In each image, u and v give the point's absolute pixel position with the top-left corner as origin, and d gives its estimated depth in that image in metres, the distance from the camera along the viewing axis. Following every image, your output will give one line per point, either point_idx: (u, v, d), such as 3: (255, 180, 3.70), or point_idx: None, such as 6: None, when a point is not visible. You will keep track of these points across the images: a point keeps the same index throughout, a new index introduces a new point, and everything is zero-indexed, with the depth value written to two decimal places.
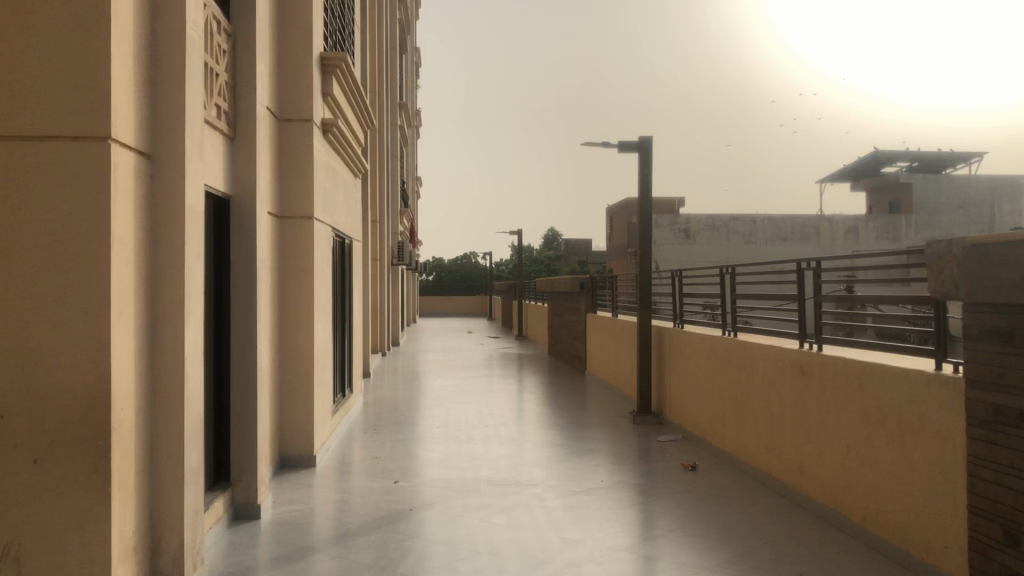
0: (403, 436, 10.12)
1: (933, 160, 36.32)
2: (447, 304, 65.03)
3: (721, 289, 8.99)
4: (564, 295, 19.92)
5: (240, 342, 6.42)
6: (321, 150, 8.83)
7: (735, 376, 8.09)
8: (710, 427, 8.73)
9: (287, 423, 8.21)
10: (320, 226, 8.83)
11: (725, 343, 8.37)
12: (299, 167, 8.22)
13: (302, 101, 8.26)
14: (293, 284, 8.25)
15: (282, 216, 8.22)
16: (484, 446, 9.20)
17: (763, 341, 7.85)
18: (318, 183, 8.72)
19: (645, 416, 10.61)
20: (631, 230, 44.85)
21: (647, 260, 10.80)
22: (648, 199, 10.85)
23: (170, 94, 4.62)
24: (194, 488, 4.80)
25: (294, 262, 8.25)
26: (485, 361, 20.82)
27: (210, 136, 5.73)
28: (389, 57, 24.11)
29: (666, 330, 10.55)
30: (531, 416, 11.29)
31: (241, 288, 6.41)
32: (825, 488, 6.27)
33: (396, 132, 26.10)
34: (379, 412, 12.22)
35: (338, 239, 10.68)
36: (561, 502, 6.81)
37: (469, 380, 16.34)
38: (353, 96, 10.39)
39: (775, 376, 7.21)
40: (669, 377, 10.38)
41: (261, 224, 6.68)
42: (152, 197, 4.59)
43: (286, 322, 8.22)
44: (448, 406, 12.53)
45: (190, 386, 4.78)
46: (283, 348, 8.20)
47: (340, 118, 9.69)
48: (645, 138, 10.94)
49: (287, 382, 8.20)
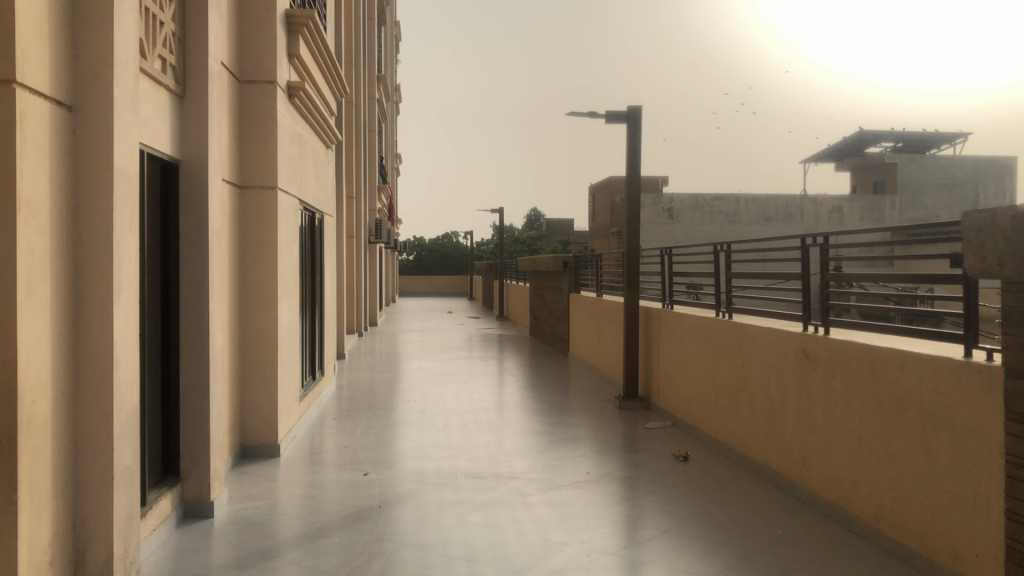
0: (376, 422, 9.55)
1: (918, 140, 35.90)
2: (427, 283, 64.45)
3: (715, 267, 8.42)
4: (547, 274, 19.37)
5: (190, 323, 5.81)
6: (287, 116, 8.18)
7: (730, 360, 7.59)
8: (701, 415, 8.24)
9: (249, 409, 7.62)
10: (285, 199, 8.20)
11: (719, 325, 7.86)
12: (261, 134, 7.58)
13: (264, 62, 7.61)
14: (255, 260, 7.62)
15: (242, 186, 7.58)
16: (462, 434, 8.66)
17: (761, 323, 7.32)
18: (283, 150, 8.08)
19: (632, 402, 10.10)
20: (614, 209, 44.36)
21: (635, 237, 10.23)
22: (636, 172, 10.26)
23: (96, 34, 3.97)
24: (127, 489, 4.20)
25: (256, 236, 7.62)
26: (465, 342, 20.28)
27: (152, 92, 5.09)
28: (367, 28, 23.35)
29: (654, 310, 10.03)
30: (512, 401, 10.74)
31: (191, 263, 5.79)
32: (832, 482, 5.80)
33: (374, 105, 25.39)
34: (353, 396, 11.63)
35: (307, 213, 10.04)
36: (544, 498, 6.28)
37: (448, 362, 15.77)
38: (322, 60, 9.73)
39: (774, 361, 6.72)
40: (657, 360, 9.87)
41: (215, 193, 6.04)
42: (75, 155, 3.96)
43: (248, 301, 7.61)
44: (425, 390, 11.96)
45: (125, 372, 4.18)
46: (244, 328, 7.60)
47: (308, 84, 9.04)
48: (634, 107, 10.33)
49: (248, 365, 7.60)
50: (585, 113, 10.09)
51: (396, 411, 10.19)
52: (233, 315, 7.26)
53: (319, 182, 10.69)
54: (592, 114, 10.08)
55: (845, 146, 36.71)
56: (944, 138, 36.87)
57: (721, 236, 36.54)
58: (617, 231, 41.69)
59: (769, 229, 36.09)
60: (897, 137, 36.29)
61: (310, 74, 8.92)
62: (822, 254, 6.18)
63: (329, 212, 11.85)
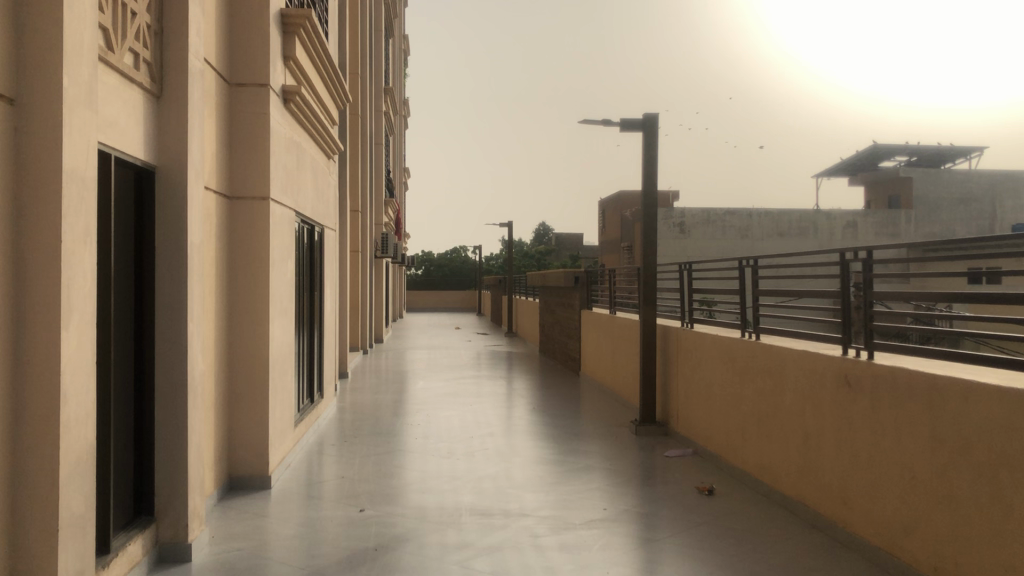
0: (377, 448, 8.97)
1: (933, 155, 35.21)
2: (434, 299, 63.92)
3: (740, 283, 7.83)
4: (557, 290, 18.79)
5: (166, 347, 5.24)
6: (282, 122, 7.64)
7: (758, 386, 6.99)
8: (726, 444, 7.62)
9: (238, 437, 7.05)
10: (280, 210, 7.66)
11: (746, 347, 7.27)
12: (253, 142, 7.06)
13: (257, 63, 7.10)
14: (244, 276, 7.06)
15: (232, 196, 7.04)
16: (468, 463, 8.07)
17: (793, 344, 6.73)
18: (278, 158, 7.55)
19: (649, 427, 9.51)
20: (624, 223, 43.74)
21: (653, 251, 9.65)
22: (654, 182, 9.69)
23: (41, 16, 3.42)
24: (78, 544, 3.63)
25: (247, 251, 7.07)
26: (473, 360, 19.68)
27: (119, 89, 4.56)
28: (373, 39, 22.93)
29: (672, 329, 9.44)
30: (522, 425, 10.14)
31: (168, 280, 5.24)
32: (880, 526, 5.19)
33: (382, 118, 24.91)
34: (355, 419, 11.03)
35: (305, 226, 9.50)
36: (557, 540, 5.68)
37: (455, 381, 15.19)
38: (320, 65, 9.22)
39: (809, 388, 6.13)
40: (675, 383, 9.29)
41: (197, 202, 5.50)
42: (16, 157, 3.42)
43: (237, 321, 7.06)
44: (430, 413, 11.36)
45: (76, 407, 3.61)
46: (232, 350, 7.04)
47: (306, 89, 8.51)
48: (651, 114, 9.77)
49: (237, 390, 7.04)
50: (599, 121, 9.53)
51: (399, 437, 9.59)
52: (220, 335, 6.71)
53: (319, 194, 10.15)
54: (606, 122, 9.53)
55: (860, 160, 36.04)
56: (960, 153, 36.19)
57: (733, 252, 35.91)
58: (627, 246, 41.05)
59: (783, 244, 35.44)
60: (912, 151, 35.63)
61: (307, 77, 8.39)
62: (865, 269, 5.59)
63: (331, 225, 11.32)
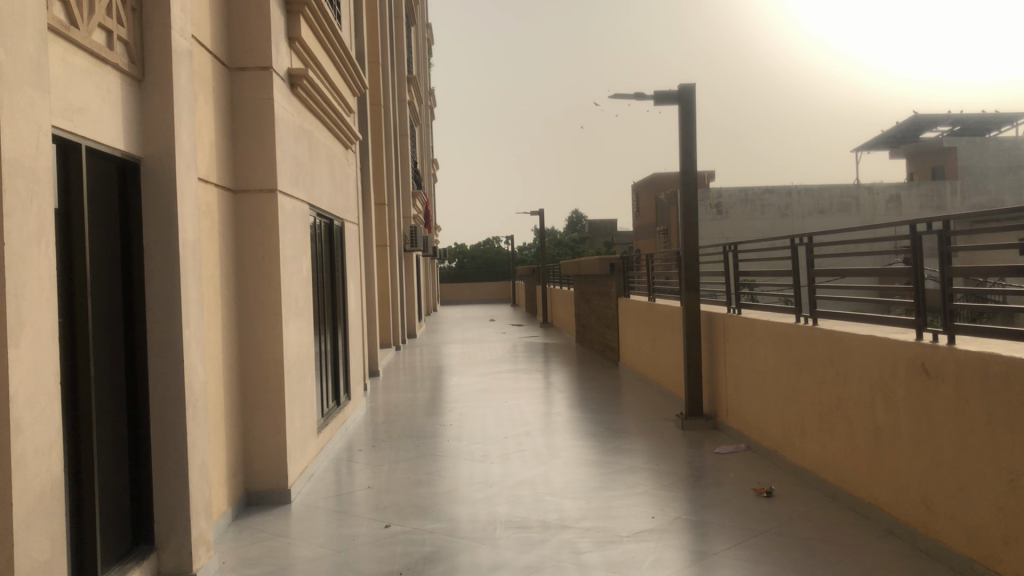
0: (407, 453, 8.46)
1: (978, 122, 33.92)
2: (469, 291, 63.50)
3: (793, 264, 7.18)
4: (593, 277, 18.12)
5: (162, 355, 4.74)
6: (289, 109, 7.12)
7: (818, 376, 6.34)
8: (785, 440, 6.98)
9: (254, 449, 6.55)
10: (292, 204, 7.16)
11: (803, 333, 6.62)
12: (259, 130, 6.55)
13: (258, 45, 6.57)
14: (254, 275, 6.55)
15: (236, 190, 6.54)
16: (503, 468, 7.50)
17: (856, 329, 6.08)
18: (286, 147, 7.02)
19: (696, 421, 8.90)
20: (659, 206, 42.89)
21: (694, 233, 8.99)
22: (692, 158, 9.03)
23: None
24: None
25: (254, 248, 6.56)
26: (508, 353, 19.09)
27: (87, 70, 4.02)
28: (394, 28, 22.34)
29: (719, 315, 8.80)
30: (561, 423, 9.56)
31: (159, 282, 4.74)
32: (971, 535, 4.53)
33: (406, 108, 24.36)
34: (386, 421, 10.51)
35: (323, 220, 8.98)
36: (602, 557, 5.10)
37: (490, 376, 14.64)
38: (331, 48, 8.67)
39: (878, 378, 5.47)
40: (724, 373, 8.65)
41: (190, 196, 4.99)
42: None
43: (248, 325, 6.56)
44: (464, 412, 10.80)
45: (34, 437, 3.10)
46: (244, 354, 6.55)
47: (315, 73, 7.97)
48: (686, 85, 9.10)
49: (251, 398, 6.55)
50: (630, 95, 8.88)
51: (430, 440, 9.06)
52: (228, 340, 6.21)
53: (337, 187, 9.63)
54: (638, 96, 8.88)
55: (901, 131, 34.81)
56: (1005, 120, 34.85)
57: (772, 231, 34.90)
58: (664, 230, 40.22)
59: (824, 222, 34.36)
60: (955, 120, 34.32)
61: (315, 60, 7.84)
62: (939, 243, 4.93)
63: (352, 219, 10.81)
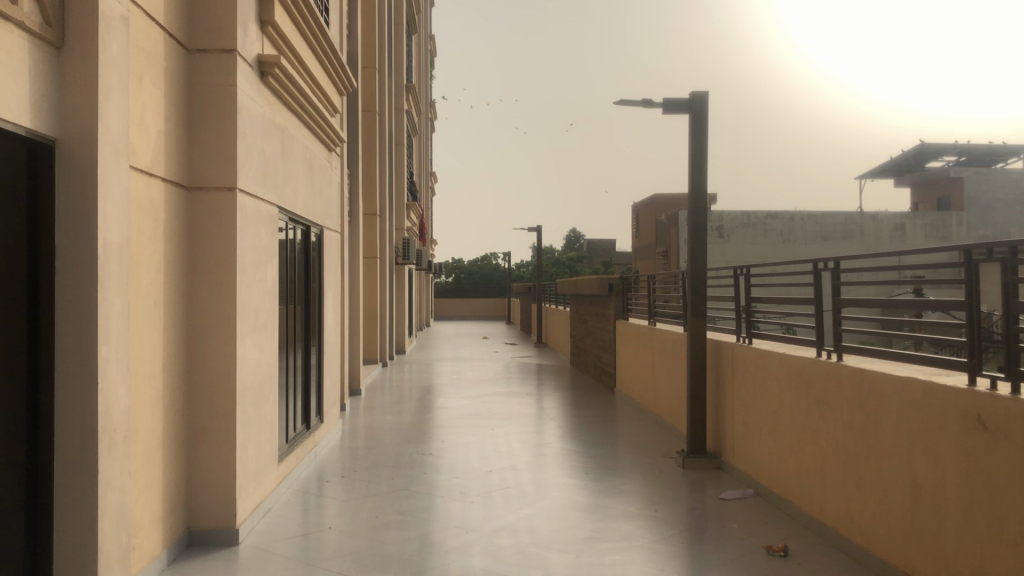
0: (380, 487, 7.66)
1: (985, 153, 33.36)
2: (464, 307, 62.68)
3: (816, 290, 6.41)
4: (590, 297, 17.33)
5: (72, 376, 3.95)
6: (257, 100, 6.37)
7: (845, 421, 5.56)
8: (803, 491, 6.19)
9: (199, 482, 5.75)
10: (256, 206, 6.39)
11: (827, 370, 5.84)
12: (218, 120, 5.80)
13: (221, 25, 5.83)
14: (205, 285, 5.78)
15: (190, 186, 5.76)
16: (483, 509, 6.73)
17: (889, 368, 5.32)
18: (252, 141, 6.26)
19: (699, 459, 8.15)
20: (659, 228, 42.14)
21: (703, 253, 8.23)
22: (702, 172, 8.29)
23: None
24: None
25: (208, 254, 5.79)
26: (500, 374, 18.26)
27: None
28: (393, 35, 21.64)
29: (727, 344, 8.04)
30: (552, 456, 8.75)
31: (70, 289, 3.96)
32: None
33: (403, 117, 23.59)
34: (363, 447, 9.69)
35: (297, 226, 8.21)
36: None
37: (479, 400, 13.81)
38: (310, 38, 7.93)
39: (919, 430, 4.70)
40: (731, 409, 7.88)
41: (118, 187, 4.21)
42: None
43: (198, 341, 5.77)
44: (447, 440, 9.97)
45: None
46: (192, 373, 5.77)
47: (290, 63, 7.22)
48: (698, 93, 8.37)
49: (197, 424, 5.76)
50: (637, 101, 8.15)
51: (409, 472, 8.24)
52: (170, 358, 5.42)
53: (316, 191, 8.87)
54: (645, 103, 8.14)
55: (907, 159, 34.20)
56: (1013, 151, 34.26)
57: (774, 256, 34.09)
58: (663, 252, 39.45)
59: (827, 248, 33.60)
60: (961, 150, 33.75)
61: (290, 49, 7.09)
62: (1004, 273, 4.16)
63: (334, 227, 10.05)
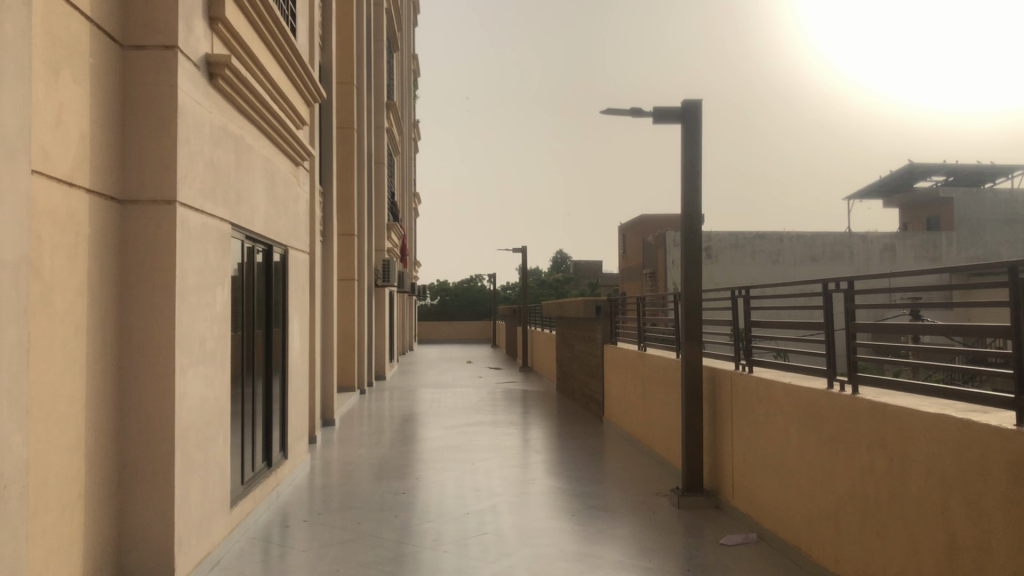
0: (346, 532, 6.95)
1: (973, 173, 33.00)
2: (450, 329, 61.92)
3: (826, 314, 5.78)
4: (576, 321, 16.69)
5: None
6: (204, 103, 5.72)
7: (863, 463, 4.92)
8: (814, 540, 5.54)
9: (129, 537, 5.04)
10: (203, 222, 5.71)
11: (840, 405, 5.22)
12: (157, 124, 5.14)
13: (160, 17, 5.18)
14: (139, 312, 5.10)
15: (123, 200, 5.10)
16: (457, 560, 6.03)
17: (913, 402, 4.70)
18: (197, 149, 5.59)
19: (695, 498, 7.51)
20: (646, 249, 41.57)
21: (697, 273, 7.59)
22: (695, 186, 7.68)
23: None
24: None
25: (144, 277, 5.11)
26: (483, 401, 17.53)
27: None
28: (372, 51, 21.05)
29: (724, 372, 7.41)
30: (535, 495, 8.06)
31: None
32: None
33: (383, 135, 22.95)
34: (331, 484, 8.97)
35: (257, 246, 7.53)
36: None
37: (460, 430, 13.11)
38: (270, 40, 7.29)
39: (953, 477, 4.08)
40: (730, 443, 7.24)
41: (15, 197, 3.54)
42: None
43: (132, 375, 5.08)
44: (423, 476, 9.25)
45: None
46: (123, 412, 5.07)
47: (245, 65, 6.58)
48: (691, 101, 7.77)
49: (130, 468, 5.06)
50: (625, 110, 7.55)
51: (379, 514, 7.54)
52: (96, 395, 4.74)
53: (279, 208, 8.20)
54: (635, 111, 7.54)
55: (895, 180, 33.83)
56: (1000, 171, 33.94)
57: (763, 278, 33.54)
58: (651, 273, 38.86)
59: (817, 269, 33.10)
60: (949, 170, 33.41)
61: (243, 49, 6.44)
62: None
63: (301, 246, 9.37)
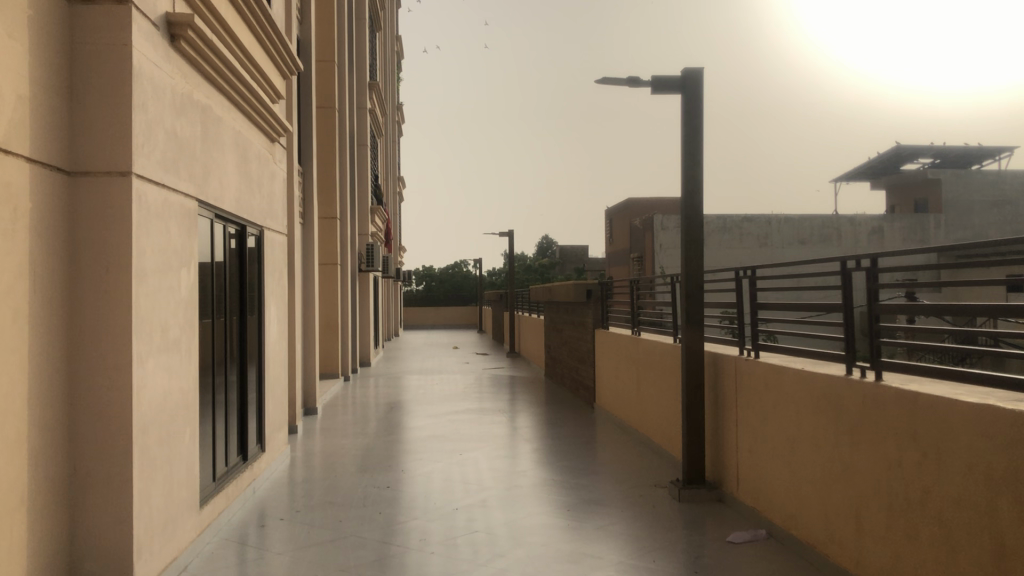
0: (326, 531, 6.49)
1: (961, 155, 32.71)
2: (435, 316, 61.40)
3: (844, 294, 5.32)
4: (565, 305, 16.24)
5: None
6: (163, 66, 5.20)
7: (890, 457, 4.50)
8: (832, 539, 5.13)
9: (82, 543, 4.55)
10: (163, 198, 5.20)
11: (863, 394, 4.79)
12: (109, 88, 4.63)
13: None
14: (90, 295, 4.58)
15: (72, 170, 4.57)
16: (443, 563, 5.58)
17: (946, 391, 4.28)
18: (155, 116, 5.07)
19: (697, 490, 7.11)
20: (633, 233, 41.13)
21: (698, 253, 7.12)
22: (695, 160, 7.23)
23: None
24: None
25: (95, 257, 4.60)
26: (470, 388, 17.06)
27: None
28: (353, 29, 20.43)
29: (728, 359, 6.97)
30: (528, 488, 7.63)
31: None
32: None
33: (366, 117, 22.34)
34: (312, 478, 8.51)
35: (228, 225, 7.02)
36: None
37: (447, 418, 12.67)
38: (239, 4, 6.75)
39: (997, 474, 3.67)
40: (734, 433, 6.83)
41: None
42: None
43: (83, 366, 4.57)
44: (409, 469, 8.80)
45: None
46: (75, 407, 4.58)
47: (212, 29, 6.05)
48: (691, 70, 7.29)
49: (82, 469, 4.55)
50: (623, 78, 7.07)
51: (361, 511, 7.09)
52: (40, 389, 4.23)
53: (252, 187, 7.68)
54: (632, 80, 7.06)
55: (884, 161, 33.50)
56: (989, 153, 33.66)
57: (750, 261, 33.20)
58: (638, 257, 38.44)
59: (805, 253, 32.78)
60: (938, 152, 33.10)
61: (209, 10, 5.91)
62: None
63: (277, 228, 8.85)
